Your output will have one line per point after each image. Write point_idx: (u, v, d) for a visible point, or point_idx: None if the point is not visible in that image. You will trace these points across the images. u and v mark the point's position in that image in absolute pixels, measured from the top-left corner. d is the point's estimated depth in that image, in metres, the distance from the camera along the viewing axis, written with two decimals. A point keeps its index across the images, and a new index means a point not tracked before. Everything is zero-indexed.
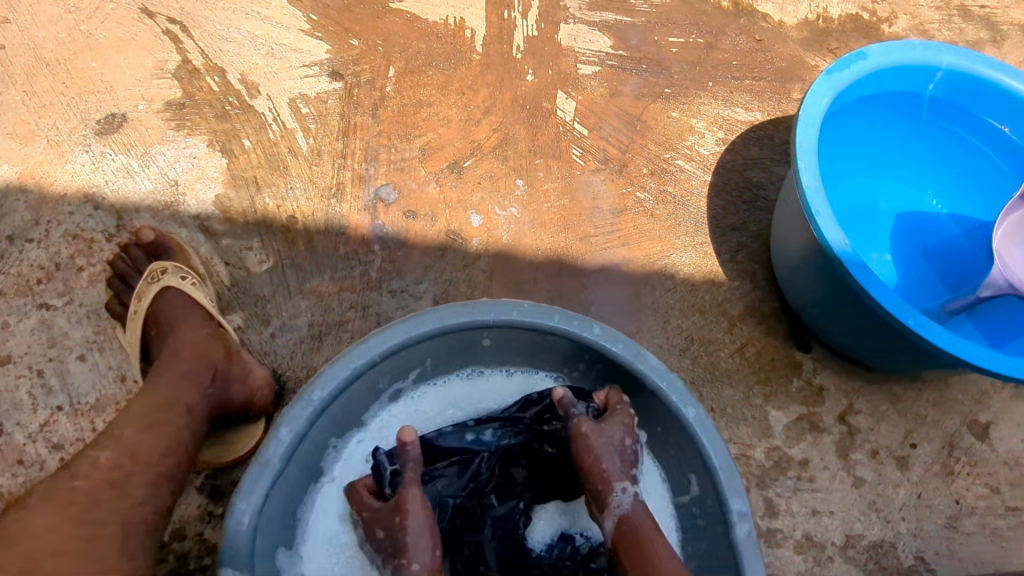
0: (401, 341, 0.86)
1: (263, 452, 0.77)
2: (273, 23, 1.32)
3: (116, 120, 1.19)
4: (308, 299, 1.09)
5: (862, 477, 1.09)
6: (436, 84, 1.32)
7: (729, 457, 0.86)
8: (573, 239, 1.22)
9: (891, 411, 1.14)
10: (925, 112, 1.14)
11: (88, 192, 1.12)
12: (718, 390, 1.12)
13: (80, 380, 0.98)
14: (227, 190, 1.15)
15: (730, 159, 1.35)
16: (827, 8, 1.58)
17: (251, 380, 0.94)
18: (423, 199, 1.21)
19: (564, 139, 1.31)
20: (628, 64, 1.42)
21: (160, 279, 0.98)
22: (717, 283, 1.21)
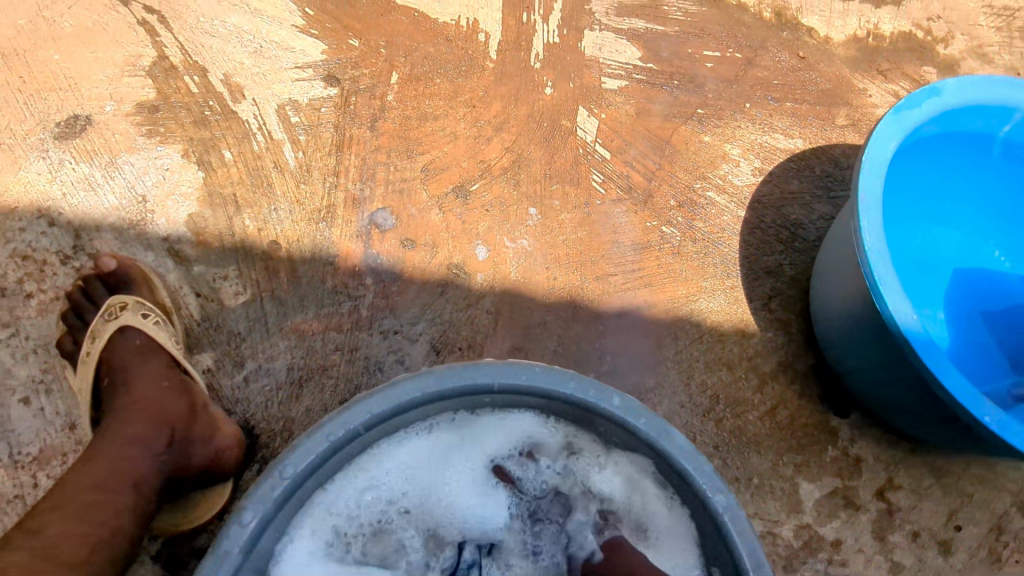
0: (389, 409, 0.74)
1: (221, 542, 0.66)
2: (264, 17, 1.18)
3: (79, 122, 1.05)
4: (289, 338, 0.97)
5: (900, 562, 0.98)
6: (444, 95, 1.18)
7: (764, 558, 0.73)
8: (589, 277, 1.09)
9: (936, 487, 1.03)
10: (994, 157, 1.02)
11: (43, 205, 0.98)
12: (745, 458, 1.01)
13: (21, 426, 0.86)
14: (202, 208, 1.02)
15: (767, 192, 1.21)
16: (876, 24, 1.44)
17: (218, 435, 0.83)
18: (425, 226, 1.08)
19: (584, 163, 1.18)
20: (657, 79, 1.29)
21: (118, 316, 0.87)
22: (748, 333, 1.09)
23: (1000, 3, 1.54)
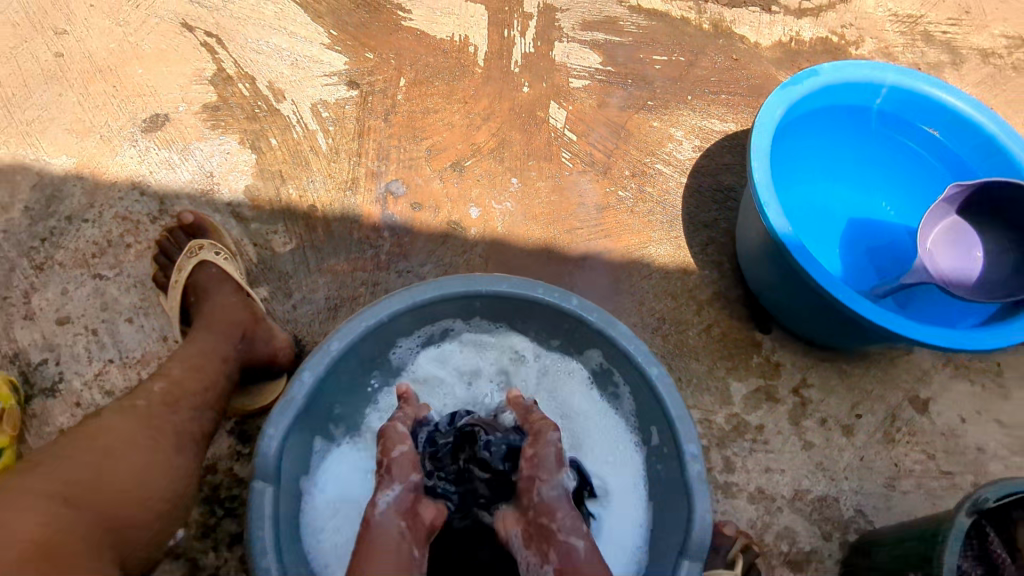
0: (407, 305, 1.00)
1: (290, 390, 0.91)
2: (298, 37, 1.49)
3: (160, 119, 1.35)
4: (326, 276, 1.25)
5: (811, 441, 1.24)
6: (442, 94, 1.49)
7: (684, 408, 1.00)
8: (560, 231, 1.38)
9: (841, 385, 1.29)
10: (873, 124, 1.30)
11: (135, 180, 1.28)
12: (686, 364, 1.27)
13: (128, 339, 1.14)
14: (256, 181, 1.31)
15: (704, 164, 1.51)
16: (797, 31, 1.75)
17: (275, 340, 1.10)
18: (429, 193, 1.37)
19: (555, 144, 1.47)
20: (615, 78, 1.59)
21: (197, 254, 1.11)
22: (689, 271, 1.36)
23: (904, 12, 1.85)
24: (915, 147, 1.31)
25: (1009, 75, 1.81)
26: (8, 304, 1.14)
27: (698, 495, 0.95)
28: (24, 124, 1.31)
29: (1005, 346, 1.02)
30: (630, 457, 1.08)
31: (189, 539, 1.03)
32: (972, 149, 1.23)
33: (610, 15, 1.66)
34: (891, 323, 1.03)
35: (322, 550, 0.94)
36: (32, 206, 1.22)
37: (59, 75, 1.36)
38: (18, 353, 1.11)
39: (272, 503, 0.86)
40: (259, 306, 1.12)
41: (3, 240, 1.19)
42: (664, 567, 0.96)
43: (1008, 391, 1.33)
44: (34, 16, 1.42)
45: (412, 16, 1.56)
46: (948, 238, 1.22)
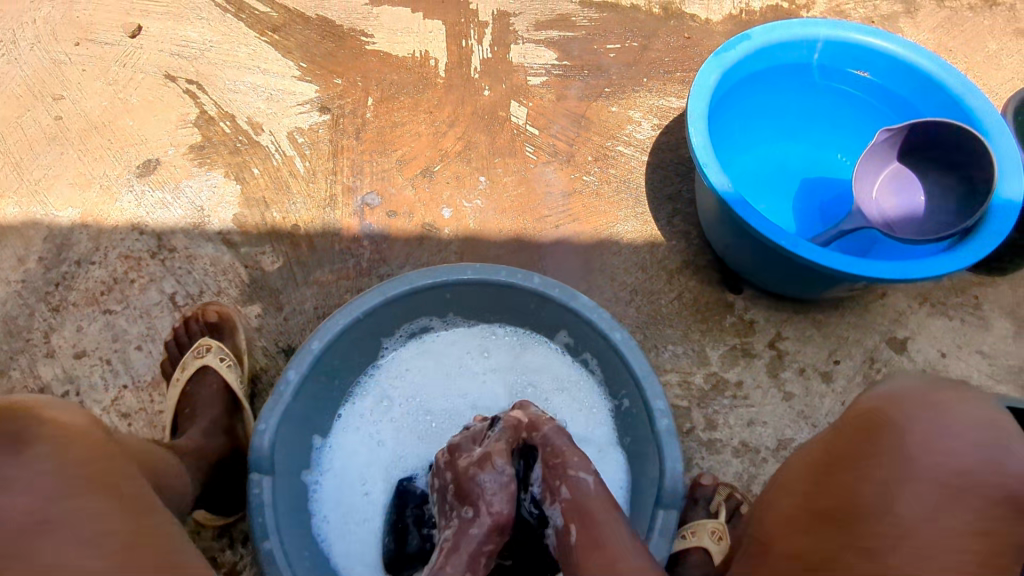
0: (380, 301, 1.08)
1: (277, 388, 0.99)
2: (271, 74, 1.61)
3: (152, 164, 1.47)
4: (313, 288, 1.34)
5: (792, 391, 1.26)
6: (408, 107, 1.58)
7: (648, 366, 1.04)
8: (530, 220, 1.45)
9: (816, 335, 1.32)
10: (817, 79, 1.34)
11: (135, 222, 1.39)
12: (661, 330, 1.32)
13: (139, 364, 1.24)
14: (243, 209, 1.42)
15: (664, 141, 1.57)
16: (747, 3, 1.80)
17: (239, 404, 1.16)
18: (402, 200, 1.45)
19: (518, 140, 1.55)
20: (571, 72, 1.66)
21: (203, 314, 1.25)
22: (656, 244, 1.41)
23: None
24: (861, 95, 1.34)
25: (965, 17, 1.83)
26: (30, 344, 1.25)
27: (667, 447, 0.99)
28: (32, 183, 1.43)
29: (955, 270, 1.05)
30: (606, 420, 1.14)
31: (206, 539, 1.10)
32: (913, 88, 1.27)
33: (562, 13, 1.73)
34: (840, 261, 1.07)
35: (329, 533, 1.04)
36: (45, 255, 1.34)
37: (60, 136, 1.50)
38: (42, 388, 1.21)
39: (271, 492, 0.94)
40: (231, 378, 1.18)
41: (22, 289, 1.30)
42: (641, 519, 1.01)
43: (989, 322, 1.33)
44: (35, 87, 1.56)
45: (374, 40, 1.66)
46: (886, 186, 1.33)
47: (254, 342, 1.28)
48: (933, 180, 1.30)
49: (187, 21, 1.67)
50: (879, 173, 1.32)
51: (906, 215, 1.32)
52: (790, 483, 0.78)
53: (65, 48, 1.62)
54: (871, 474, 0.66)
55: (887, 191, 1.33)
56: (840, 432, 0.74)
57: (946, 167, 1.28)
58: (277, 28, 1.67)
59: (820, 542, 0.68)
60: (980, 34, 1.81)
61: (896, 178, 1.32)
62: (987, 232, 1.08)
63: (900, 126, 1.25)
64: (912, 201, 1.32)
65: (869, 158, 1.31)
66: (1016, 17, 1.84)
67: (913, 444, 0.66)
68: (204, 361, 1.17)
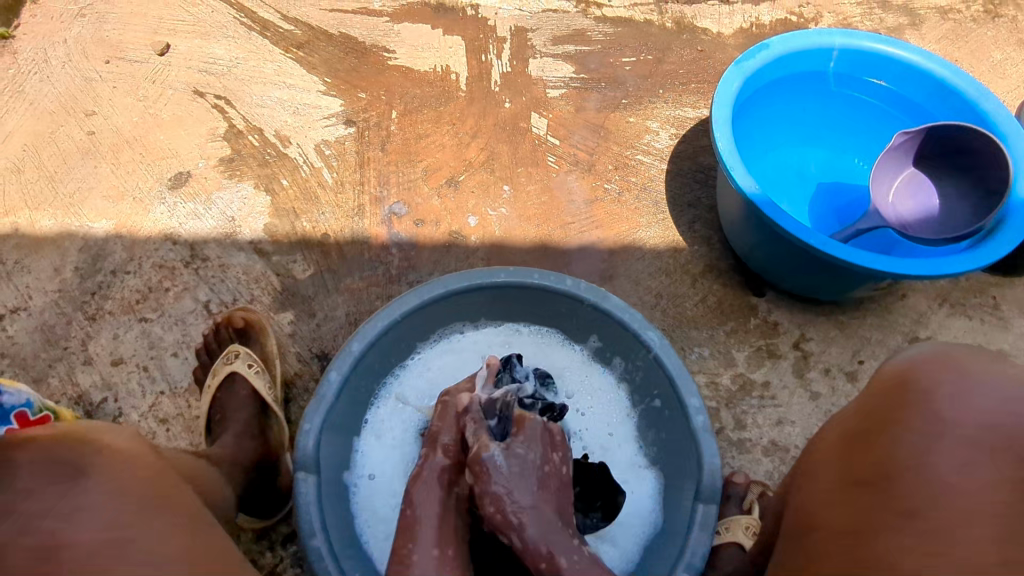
0: (418, 303, 1.10)
1: (320, 389, 1.02)
2: (297, 88, 1.65)
3: (183, 176, 1.51)
4: (344, 294, 1.36)
5: (817, 391, 1.28)
6: (431, 120, 1.62)
7: (682, 365, 1.07)
8: (554, 227, 1.48)
9: (840, 335, 1.34)
10: (832, 86, 1.39)
11: (168, 232, 1.42)
12: (687, 333, 1.34)
13: (175, 371, 1.26)
14: (273, 219, 1.45)
15: (682, 149, 1.61)
16: (757, 17, 1.86)
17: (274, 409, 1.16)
18: (429, 209, 1.48)
19: (540, 150, 1.59)
20: (589, 84, 1.70)
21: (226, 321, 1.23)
22: (679, 249, 1.44)
23: None
24: (874, 101, 1.39)
25: (969, 28, 1.89)
26: (68, 352, 1.27)
27: (704, 443, 1.02)
28: (67, 196, 1.46)
29: (977, 268, 1.08)
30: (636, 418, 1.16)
31: (245, 542, 1.11)
32: (927, 94, 1.32)
33: (578, 28, 1.78)
34: (865, 259, 1.10)
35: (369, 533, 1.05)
36: (81, 265, 1.37)
37: (93, 150, 1.54)
38: (81, 395, 1.23)
39: (315, 491, 0.96)
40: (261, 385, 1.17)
41: (59, 298, 1.33)
42: (679, 515, 1.03)
43: (1008, 322, 1.36)
44: (67, 103, 1.60)
45: (396, 55, 1.71)
46: (899, 190, 1.37)
47: (287, 349, 1.30)
48: (948, 183, 1.33)
49: (213, 39, 1.72)
50: (894, 177, 1.36)
51: (923, 216, 1.35)
52: (818, 460, 0.80)
53: (96, 66, 1.66)
54: (899, 438, 0.67)
55: (901, 194, 1.36)
56: (870, 402, 0.75)
57: (960, 170, 1.31)
58: (302, 45, 1.71)
59: (855, 511, 0.68)
60: (984, 44, 1.87)
61: (909, 183, 1.36)
62: (1006, 230, 1.11)
63: (916, 130, 1.29)
64: (925, 203, 1.36)
65: (885, 162, 1.35)
66: (1019, 28, 1.89)
67: (938, 402, 0.66)
68: (232, 368, 1.16)
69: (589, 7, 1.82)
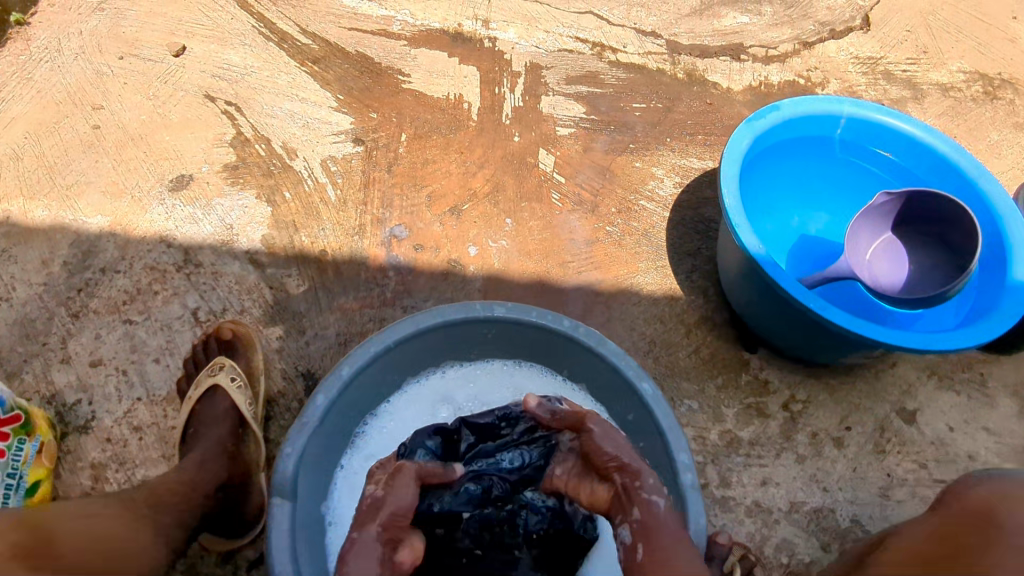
0: (412, 332, 1.09)
1: (304, 413, 0.99)
2: (309, 102, 1.65)
3: (185, 179, 1.49)
4: (336, 314, 1.34)
5: (803, 454, 1.27)
6: (440, 146, 1.63)
7: (673, 418, 1.07)
8: (554, 265, 1.48)
9: (829, 400, 1.34)
10: (837, 152, 1.42)
11: (163, 235, 1.40)
12: (678, 384, 1.33)
13: (155, 378, 1.22)
14: (272, 231, 1.43)
15: (685, 199, 1.62)
16: (767, 76, 1.91)
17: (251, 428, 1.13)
18: (430, 235, 1.48)
19: (545, 186, 1.60)
20: (598, 125, 1.73)
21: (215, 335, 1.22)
22: (675, 298, 1.45)
23: (864, 55, 2.02)
24: (876, 170, 1.42)
25: (968, 106, 1.95)
26: (46, 349, 1.23)
27: (691, 502, 1.01)
28: (64, 188, 1.44)
29: (975, 346, 1.08)
30: None
31: (208, 566, 1.07)
32: (928, 169, 1.35)
33: (592, 70, 1.81)
34: (862, 328, 1.10)
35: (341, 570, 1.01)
36: (70, 260, 1.34)
37: (96, 145, 1.52)
38: (54, 395, 1.19)
39: (291, 519, 0.93)
40: (245, 400, 1.14)
41: (44, 292, 1.30)
42: None
43: (994, 401, 1.37)
44: (75, 94, 1.59)
45: (411, 79, 1.72)
46: (877, 251, 1.38)
47: (272, 365, 1.27)
48: (918, 249, 1.37)
49: (230, 46, 1.72)
50: (873, 237, 1.38)
51: (894, 275, 1.38)
52: None
53: (109, 61, 1.66)
54: None
55: (876, 254, 1.38)
56: None
57: (935, 244, 1.35)
58: (318, 60, 1.72)
59: None
60: (982, 124, 1.92)
61: (886, 245, 1.39)
62: (1001, 310, 1.13)
63: (902, 194, 1.31)
64: (897, 266, 1.39)
65: (866, 221, 1.36)
66: (1016, 111, 1.95)
67: None
68: (215, 380, 1.14)
69: (603, 50, 1.85)
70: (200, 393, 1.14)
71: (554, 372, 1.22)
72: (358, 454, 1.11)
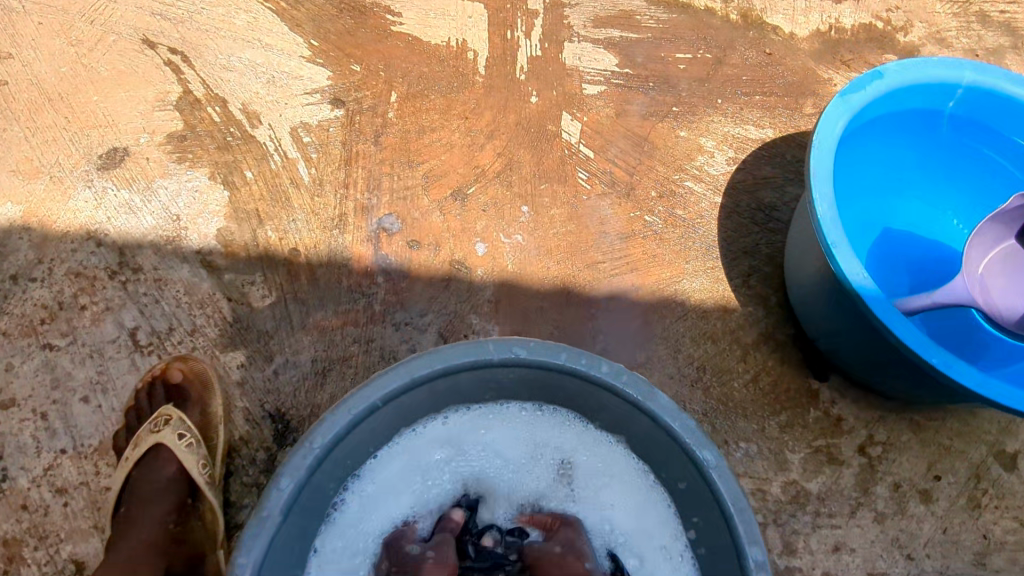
0: (406, 383, 0.82)
1: (264, 504, 0.75)
2: (274, 50, 1.31)
3: (117, 154, 1.18)
4: (312, 334, 1.08)
5: (883, 511, 1.05)
6: (439, 109, 1.30)
7: (745, 500, 0.82)
8: (581, 266, 1.20)
9: (914, 442, 1.10)
10: (946, 132, 1.12)
11: (91, 229, 1.11)
12: (732, 422, 1.09)
13: (85, 423, 0.98)
14: (229, 223, 1.14)
15: (742, 179, 1.31)
16: (838, 18, 1.52)
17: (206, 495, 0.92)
18: (428, 227, 1.19)
19: (570, 163, 1.29)
20: (635, 82, 1.39)
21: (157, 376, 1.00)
22: (729, 309, 1.18)
23: None
24: (995, 156, 1.12)
25: None
26: None
27: None
28: None
29: None
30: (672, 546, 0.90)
31: None
32: None
33: (626, 9, 1.46)
34: (993, 388, 0.85)
35: None
36: None
37: (3, 107, 1.20)
38: None
39: None
40: (196, 460, 0.93)
41: None
42: None
43: None
44: None
45: (401, 19, 1.37)
46: (993, 265, 1.09)
47: (232, 403, 1.02)
48: None
49: None
50: (990, 246, 1.08)
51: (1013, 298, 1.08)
52: None
53: None
54: None
55: (991, 266, 1.09)
56: None
57: None
58: None
59: None
60: None
61: (1006, 259, 1.09)
62: None
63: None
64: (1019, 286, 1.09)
65: (987, 224, 1.07)
66: None
67: None
68: (159, 439, 0.94)
69: None
70: (141, 454, 0.93)
71: (586, 419, 0.96)
72: (340, 532, 0.87)
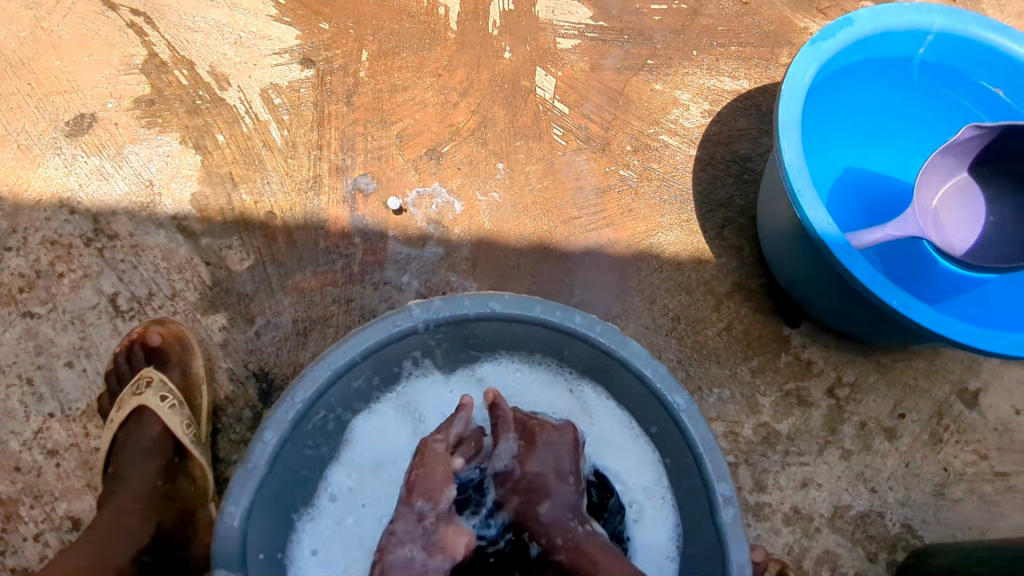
0: (384, 338, 0.84)
1: (249, 457, 0.77)
2: (239, 9, 1.28)
3: (85, 120, 1.17)
4: (291, 295, 1.09)
5: (849, 449, 1.10)
6: (411, 67, 1.29)
7: (714, 440, 0.84)
8: (557, 222, 1.21)
9: (880, 382, 1.14)
10: (916, 77, 1.14)
11: (63, 197, 1.10)
12: (706, 369, 1.12)
13: (70, 387, 1.00)
14: (203, 188, 1.14)
15: (716, 131, 1.32)
16: None
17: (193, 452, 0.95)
18: (404, 187, 1.19)
19: (545, 119, 1.28)
20: (609, 35, 1.38)
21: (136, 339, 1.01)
22: (704, 260, 1.20)
23: None
24: (967, 103, 1.15)
25: None
26: None
27: (733, 546, 0.79)
28: None
29: None
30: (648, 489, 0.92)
31: None
32: None
33: None
34: (952, 327, 0.89)
35: None
36: None
37: None
38: None
39: None
40: (180, 420, 0.95)
41: None
42: None
43: None
44: None
45: None
46: (948, 193, 1.15)
47: (215, 365, 1.03)
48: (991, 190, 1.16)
49: None
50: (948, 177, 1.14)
51: (960, 221, 1.17)
52: None
53: None
54: None
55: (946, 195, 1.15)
56: None
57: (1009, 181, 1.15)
58: None
59: None
60: None
61: (959, 186, 1.16)
62: None
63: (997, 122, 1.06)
64: (967, 209, 1.17)
65: (946, 157, 1.11)
66: None
67: None
68: (141, 401, 0.95)
69: None
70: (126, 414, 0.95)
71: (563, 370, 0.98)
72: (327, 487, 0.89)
